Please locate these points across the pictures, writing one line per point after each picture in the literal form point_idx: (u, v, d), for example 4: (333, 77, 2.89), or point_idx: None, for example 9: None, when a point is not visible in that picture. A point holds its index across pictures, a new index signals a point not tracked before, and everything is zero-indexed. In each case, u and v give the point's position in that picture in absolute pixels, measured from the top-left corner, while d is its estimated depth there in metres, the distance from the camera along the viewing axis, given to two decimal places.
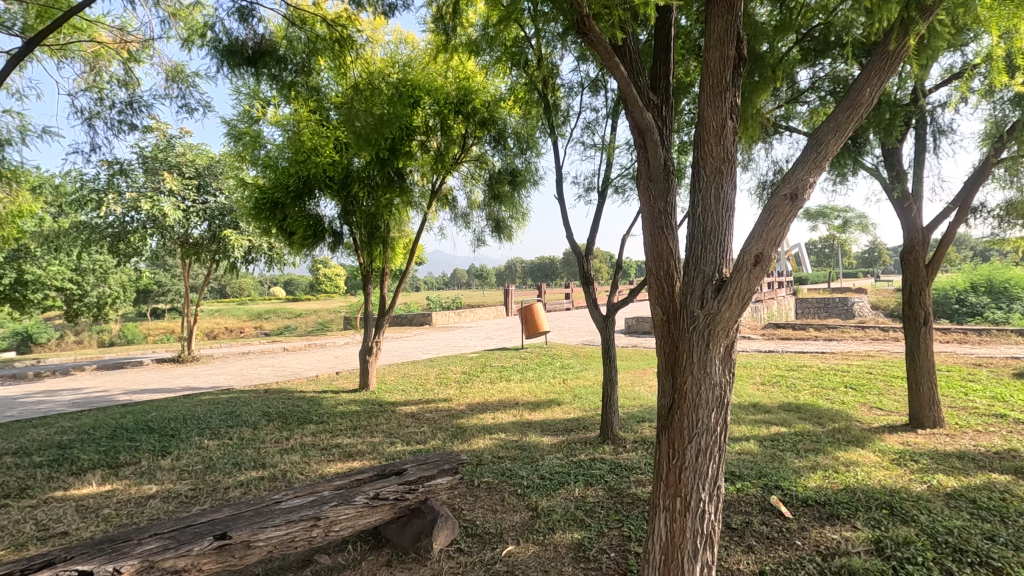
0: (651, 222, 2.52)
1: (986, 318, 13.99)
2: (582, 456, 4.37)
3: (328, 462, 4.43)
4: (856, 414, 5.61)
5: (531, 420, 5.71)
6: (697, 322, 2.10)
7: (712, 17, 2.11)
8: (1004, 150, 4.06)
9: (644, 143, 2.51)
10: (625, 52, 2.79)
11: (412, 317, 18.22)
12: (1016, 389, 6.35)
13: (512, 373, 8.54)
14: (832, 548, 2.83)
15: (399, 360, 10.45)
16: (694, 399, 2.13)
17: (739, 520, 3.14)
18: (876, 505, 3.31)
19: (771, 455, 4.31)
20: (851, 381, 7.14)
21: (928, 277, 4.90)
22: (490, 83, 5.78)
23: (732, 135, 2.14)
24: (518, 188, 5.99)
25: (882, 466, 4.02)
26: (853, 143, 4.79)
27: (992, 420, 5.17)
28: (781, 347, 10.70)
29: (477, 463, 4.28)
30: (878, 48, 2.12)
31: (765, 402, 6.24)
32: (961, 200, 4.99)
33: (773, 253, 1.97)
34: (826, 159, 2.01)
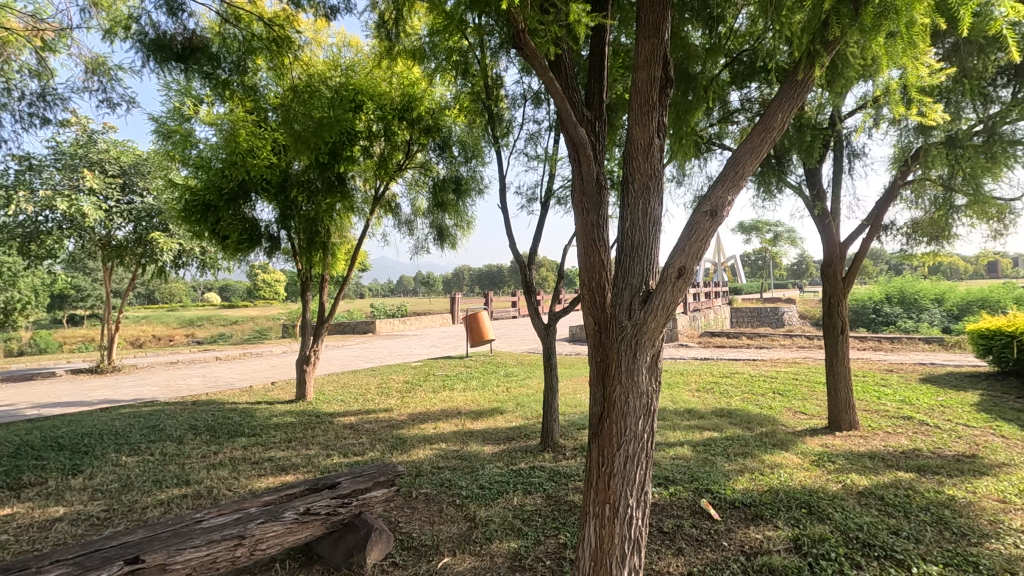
0: (584, 234, 2.60)
1: (898, 327, 15.15)
2: (522, 464, 4.40)
3: (259, 477, 4.25)
4: (782, 419, 5.92)
5: (473, 429, 5.69)
6: (625, 333, 2.16)
7: (640, 40, 2.21)
8: (911, 174, 4.43)
9: (578, 158, 2.57)
10: (560, 68, 2.86)
11: (355, 325, 17.78)
12: (922, 392, 6.89)
13: (456, 382, 8.48)
14: (755, 547, 2.97)
15: (339, 369, 10.16)
16: (623, 407, 2.19)
17: (670, 523, 3.24)
18: (796, 505, 3.49)
19: (703, 459, 4.49)
20: (778, 387, 7.55)
21: (845, 289, 5.25)
22: (434, 90, 5.78)
23: (658, 151, 2.23)
24: (462, 197, 6.02)
25: (803, 468, 4.26)
26: (777, 162, 5.10)
27: (900, 422, 5.59)
28: (716, 354, 11.17)
29: (415, 474, 4.22)
30: (788, 77, 2.27)
31: (699, 407, 6.48)
32: (873, 217, 5.39)
33: (695, 266, 2.06)
34: (743, 179, 2.13)
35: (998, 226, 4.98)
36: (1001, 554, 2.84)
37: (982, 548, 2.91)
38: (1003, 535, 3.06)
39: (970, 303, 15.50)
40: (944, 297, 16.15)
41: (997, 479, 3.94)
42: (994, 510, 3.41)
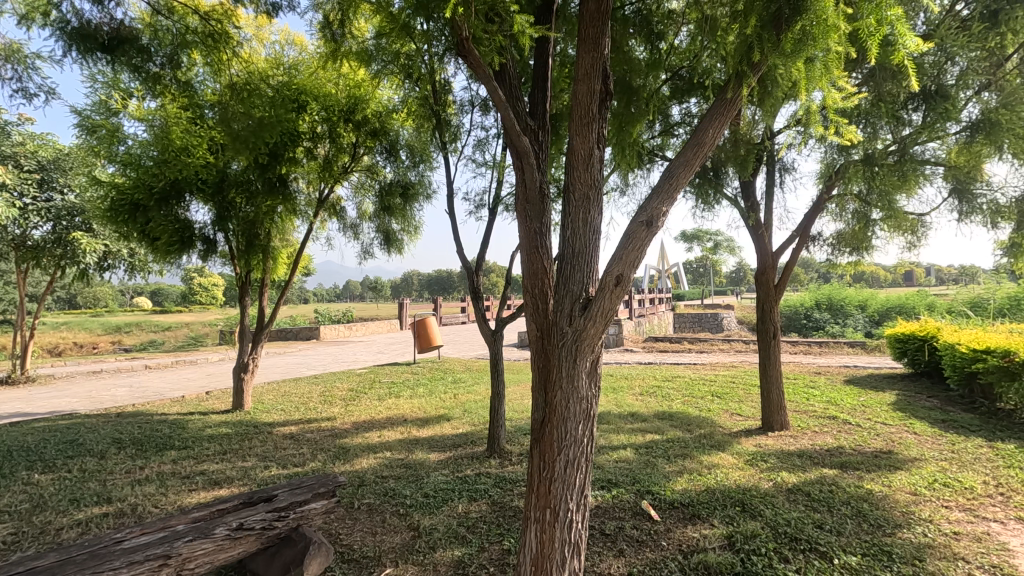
0: (527, 242, 2.63)
1: (826, 332, 16.11)
2: (468, 471, 4.38)
3: (189, 492, 4.03)
4: (719, 421, 6.16)
5: (418, 437, 5.62)
6: (566, 339, 2.20)
7: (581, 53, 2.26)
8: (834, 188, 4.73)
9: (521, 166, 2.60)
10: (504, 77, 2.89)
11: (297, 331, 17.19)
12: (846, 393, 7.35)
13: (403, 389, 8.35)
14: (692, 545, 3.07)
15: (279, 377, 9.79)
16: (564, 413, 2.23)
17: (612, 525, 3.31)
18: (731, 503, 3.64)
19: (645, 462, 4.61)
20: (716, 390, 7.85)
21: (776, 296, 5.54)
22: (381, 93, 5.73)
23: (598, 162, 2.30)
24: (410, 202, 5.97)
25: (738, 467, 4.45)
26: (714, 173, 5.32)
27: (826, 421, 5.94)
28: (659, 359, 11.51)
29: (358, 484, 4.11)
30: (719, 95, 2.38)
31: (642, 411, 6.65)
32: (802, 229, 5.71)
33: (631, 275, 2.13)
34: (676, 191, 2.22)
35: (912, 238, 5.38)
36: (912, 543, 3.06)
37: (895, 538, 3.12)
38: (914, 525, 3.30)
39: (889, 310, 16.68)
40: (866, 304, 17.30)
41: (909, 472, 4.26)
42: (906, 502, 3.67)
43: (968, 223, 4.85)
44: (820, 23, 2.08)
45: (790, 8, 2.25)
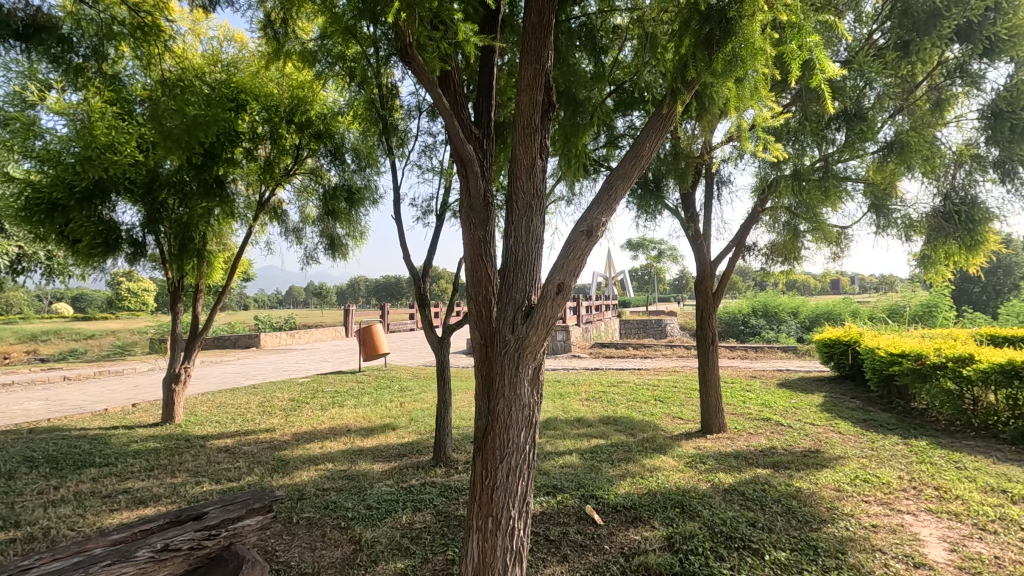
0: (471, 249, 2.63)
1: (762, 337, 16.95)
2: (413, 480, 4.31)
3: (110, 513, 3.76)
4: (661, 424, 6.34)
5: (362, 447, 5.48)
6: (508, 347, 2.21)
7: (523, 65, 2.30)
8: (767, 201, 5.00)
9: (465, 174, 2.61)
10: (448, 84, 2.89)
11: (236, 339, 16.44)
12: (778, 396, 7.73)
13: (347, 398, 8.14)
14: (633, 548, 3.14)
15: (214, 387, 9.32)
16: (506, 421, 2.23)
17: (557, 531, 3.33)
18: (671, 505, 3.75)
19: (590, 466, 4.68)
20: (659, 394, 8.08)
21: (715, 304, 5.77)
22: (325, 95, 5.62)
23: (540, 172, 2.34)
24: (356, 206, 5.86)
25: (678, 469, 4.58)
26: (655, 185, 5.51)
27: (760, 423, 6.22)
28: (605, 364, 11.76)
29: (297, 498, 3.97)
30: (656, 110, 2.47)
31: (588, 416, 6.75)
32: (738, 239, 5.98)
33: (572, 283, 2.17)
34: (615, 202, 2.28)
35: (836, 249, 5.75)
36: (835, 537, 3.24)
37: (821, 533, 3.30)
38: (837, 520, 3.50)
39: (818, 316, 17.72)
40: (798, 311, 18.32)
41: (834, 470, 4.52)
42: (831, 498, 3.89)
43: (885, 236, 5.23)
44: (749, 46, 2.21)
45: (720, 31, 2.33)
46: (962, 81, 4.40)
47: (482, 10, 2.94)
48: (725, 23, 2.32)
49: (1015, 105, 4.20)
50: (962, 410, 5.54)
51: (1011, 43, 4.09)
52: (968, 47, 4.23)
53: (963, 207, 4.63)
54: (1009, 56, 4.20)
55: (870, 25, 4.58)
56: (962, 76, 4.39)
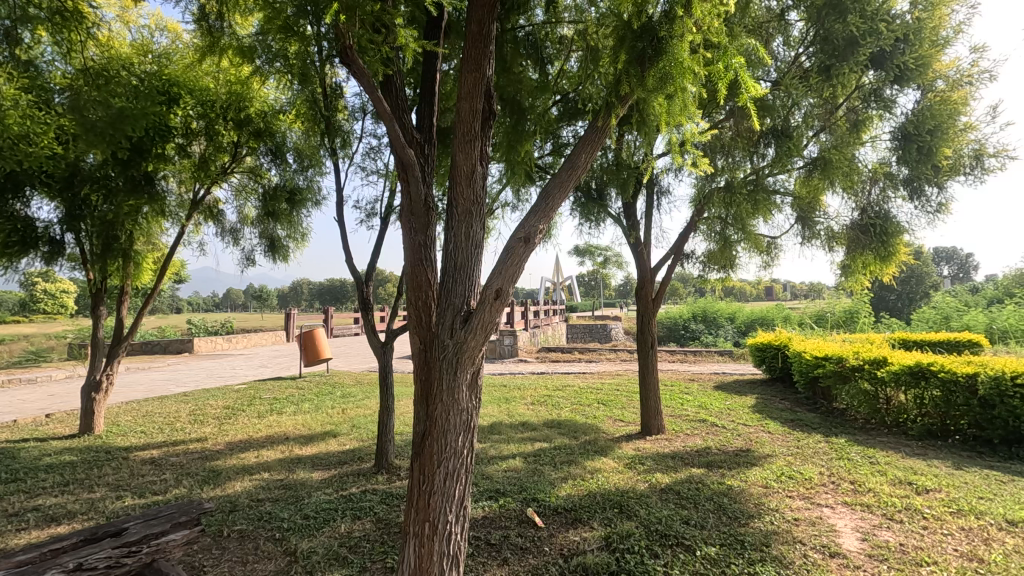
0: (411, 254, 2.64)
1: (701, 341, 17.64)
2: (353, 489, 4.21)
3: (17, 533, 3.48)
4: (603, 427, 6.49)
5: (301, 455, 5.32)
6: (447, 351, 2.23)
7: (463, 73, 2.33)
8: (703, 211, 5.23)
9: (406, 178, 2.61)
10: (391, 88, 2.88)
11: (166, 343, 15.54)
12: (714, 398, 8.08)
13: (286, 405, 7.87)
14: (572, 549, 3.19)
15: (141, 395, 8.79)
16: (444, 425, 2.24)
17: (498, 535, 3.35)
18: (609, 505, 3.85)
19: (533, 469, 4.73)
20: (602, 397, 8.27)
21: (654, 309, 5.97)
22: (266, 92, 5.46)
23: (480, 179, 2.37)
24: (297, 208, 5.70)
25: (617, 471, 4.71)
26: (598, 194, 5.66)
27: (696, 424, 6.47)
28: (551, 369, 11.91)
29: (228, 510, 3.80)
30: (592, 122, 2.54)
31: (532, 420, 6.82)
32: (677, 247, 6.22)
33: (510, 289, 2.21)
34: (552, 211, 2.34)
35: (767, 259, 6.09)
36: (760, 531, 3.42)
37: (748, 527, 3.47)
38: (763, 515, 3.70)
39: (753, 321, 18.61)
40: (735, 316, 19.19)
41: (762, 468, 4.76)
42: (759, 495, 4.11)
43: (810, 246, 5.59)
44: (677, 66, 2.32)
45: (652, 50, 2.47)
46: (876, 105, 4.73)
47: (425, 16, 2.95)
48: (657, 42, 2.46)
49: (921, 128, 4.57)
50: (877, 409, 5.98)
51: (918, 72, 4.47)
52: (881, 73, 4.58)
53: (878, 221, 5.00)
54: (916, 83, 4.59)
55: (796, 48, 4.89)
56: (876, 101, 4.72)
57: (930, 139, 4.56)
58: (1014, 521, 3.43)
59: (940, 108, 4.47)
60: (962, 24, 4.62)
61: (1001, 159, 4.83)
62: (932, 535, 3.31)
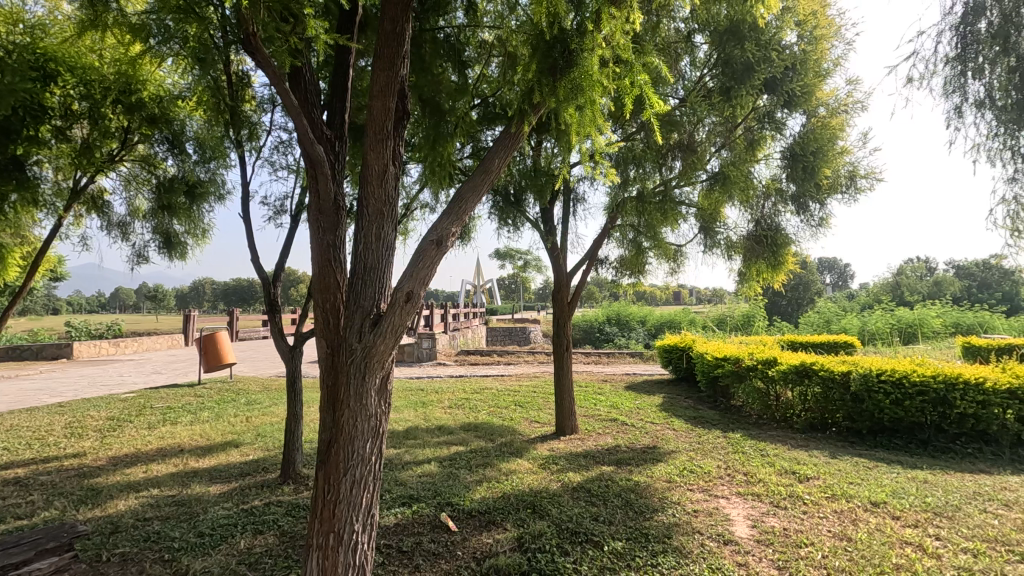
0: (319, 254, 2.55)
1: (615, 343, 18.35)
2: (255, 501, 3.97)
3: None
4: (519, 429, 6.57)
5: (197, 468, 4.94)
6: (355, 356, 2.16)
7: (376, 70, 2.28)
8: (616, 218, 5.44)
9: (315, 176, 2.51)
10: (299, 79, 2.75)
11: (38, 348, 13.84)
12: (625, 397, 8.44)
13: (182, 415, 7.28)
14: (485, 551, 3.21)
15: (5, 407, 7.77)
16: (351, 432, 2.17)
17: (410, 542, 3.29)
18: (522, 506, 3.90)
19: (447, 473, 4.69)
20: (519, 399, 8.37)
21: (569, 312, 6.14)
22: (161, 76, 5.06)
23: (392, 179, 2.33)
24: (198, 202, 5.30)
25: (532, 471, 4.78)
26: (516, 199, 5.74)
27: (608, 423, 6.72)
28: (470, 372, 11.89)
29: (108, 532, 3.45)
30: (505, 129, 2.58)
31: (449, 423, 6.77)
32: (591, 253, 6.43)
33: (421, 292, 2.19)
34: (465, 214, 2.35)
35: (673, 265, 6.44)
36: (664, 524, 3.60)
37: (652, 521, 3.65)
38: (666, 508, 3.90)
39: (662, 324, 19.64)
40: (646, 319, 20.15)
41: (667, 463, 5.03)
42: (663, 489, 4.33)
43: (711, 255, 5.99)
44: (587, 78, 2.41)
45: (564, 62, 2.54)
46: (769, 126, 5.15)
47: (338, 10, 2.86)
48: (568, 55, 2.54)
49: (806, 150, 5.06)
50: (768, 405, 6.51)
51: (804, 98, 4.93)
52: (773, 97, 5.00)
53: (769, 233, 5.47)
54: (803, 109, 5.05)
55: (701, 69, 5.21)
56: (769, 122, 5.14)
57: (813, 160, 5.05)
58: (876, 502, 3.87)
59: (821, 132, 4.97)
60: (841, 58, 5.15)
61: (870, 181, 5.44)
62: (810, 519, 3.65)
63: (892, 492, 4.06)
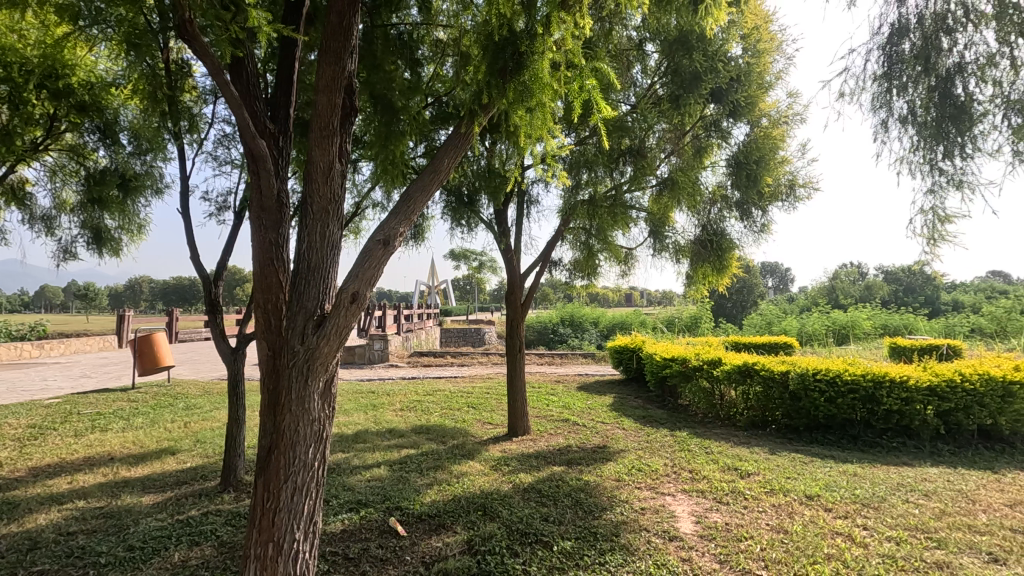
0: (260, 253, 2.46)
1: (568, 344, 18.55)
2: (192, 511, 3.78)
3: None
4: (472, 430, 6.53)
5: (128, 477, 4.66)
6: (297, 358, 2.09)
7: (322, 64, 2.22)
8: (570, 221, 5.50)
9: (256, 171, 2.41)
10: (242, 70, 2.64)
11: None
12: (577, 398, 8.55)
13: (113, 421, 6.86)
14: (434, 555, 3.17)
15: None
16: (292, 437, 2.10)
17: (357, 548, 3.21)
18: (473, 508, 3.87)
19: (397, 477, 4.61)
20: (472, 401, 8.33)
21: (522, 313, 6.16)
22: (93, 61, 4.74)
23: (338, 177, 2.27)
24: (132, 196, 4.98)
25: (483, 473, 4.76)
26: (469, 199, 5.71)
27: (559, 424, 6.78)
28: (422, 373, 11.75)
29: (26, 548, 3.20)
30: (455, 129, 2.56)
31: (400, 426, 6.66)
32: (544, 255, 6.48)
33: (367, 293, 2.14)
34: (413, 214, 2.31)
35: (624, 268, 6.57)
36: (612, 522, 3.66)
37: (600, 519, 3.70)
38: (615, 506, 3.97)
39: (614, 326, 20.00)
40: (598, 321, 20.48)
41: (616, 462, 5.12)
42: (612, 488, 4.40)
43: (660, 258, 6.14)
44: (538, 81, 2.43)
45: (514, 63, 2.55)
46: (716, 134, 5.31)
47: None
48: (518, 56, 2.55)
49: (750, 158, 5.27)
50: (713, 404, 6.73)
51: (748, 108, 5.12)
52: (720, 106, 5.17)
53: (714, 237, 5.66)
54: (746, 119, 5.24)
55: (651, 77, 5.34)
56: (715, 131, 5.30)
57: (755, 168, 5.26)
58: (811, 495, 4.06)
59: (763, 142, 5.18)
60: (782, 72, 5.38)
61: (808, 190, 5.71)
62: (750, 513, 3.80)
63: (825, 486, 4.27)
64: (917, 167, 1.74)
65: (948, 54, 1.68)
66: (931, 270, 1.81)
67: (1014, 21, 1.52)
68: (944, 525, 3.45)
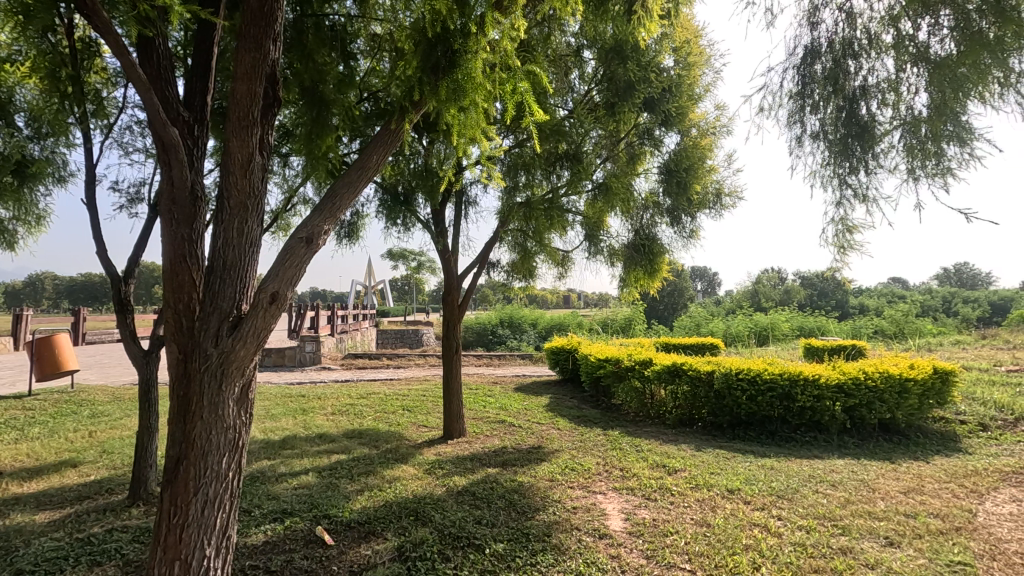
0: (171, 250, 2.29)
1: (507, 345, 18.62)
2: (94, 528, 3.47)
3: None
4: (406, 434, 6.41)
5: (20, 494, 4.23)
6: (209, 362, 1.96)
7: (240, 50, 2.09)
8: (507, 223, 5.51)
9: (167, 161, 2.25)
10: (153, 52, 2.46)
11: None
12: (514, 399, 8.57)
13: (5, 432, 6.20)
14: (363, 564, 3.07)
15: None
16: (203, 447, 1.96)
17: (280, 560, 3.05)
18: (405, 513, 3.79)
19: (326, 484, 4.44)
20: (407, 404, 8.18)
21: (459, 315, 6.10)
22: None
23: (258, 171, 2.15)
24: (30, 184, 4.55)
25: (416, 477, 4.68)
26: (405, 198, 5.60)
27: (496, 425, 6.77)
28: (357, 376, 11.43)
29: None
30: (385, 125, 2.48)
31: (331, 431, 6.42)
32: (482, 256, 6.46)
33: (287, 293, 2.04)
34: (339, 211, 2.23)
35: (560, 270, 6.66)
36: (544, 522, 3.68)
37: (533, 520, 3.72)
38: (547, 506, 4.00)
39: (552, 327, 20.30)
40: (537, 322, 20.72)
41: (550, 462, 5.17)
42: (545, 488, 4.43)
43: (595, 261, 6.27)
44: (470, 80, 2.40)
45: (446, 60, 2.53)
46: (648, 142, 5.48)
47: None
48: (451, 54, 2.53)
49: (680, 166, 5.49)
50: (645, 403, 6.95)
51: (678, 118, 5.32)
52: (653, 116, 5.34)
53: (646, 242, 5.85)
54: (677, 129, 5.43)
55: (588, 83, 5.43)
56: (648, 138, 5.47)
57: (685, 175, 5.49)
58: (732, 489, 4.26)
59: (692, 151, 5.41)
60: (710, 85, 5.62)
61: (733, 198, 6.01)
62: (676, 509, 3.93)
63: (745, 480, 4.49)
64: (828, 181, 1.86)
65: (854, 77, 1.80)
66: (841, 276, 1.94)
67: (909, 51, 1.63)
68: (848, 513, 3.71)
